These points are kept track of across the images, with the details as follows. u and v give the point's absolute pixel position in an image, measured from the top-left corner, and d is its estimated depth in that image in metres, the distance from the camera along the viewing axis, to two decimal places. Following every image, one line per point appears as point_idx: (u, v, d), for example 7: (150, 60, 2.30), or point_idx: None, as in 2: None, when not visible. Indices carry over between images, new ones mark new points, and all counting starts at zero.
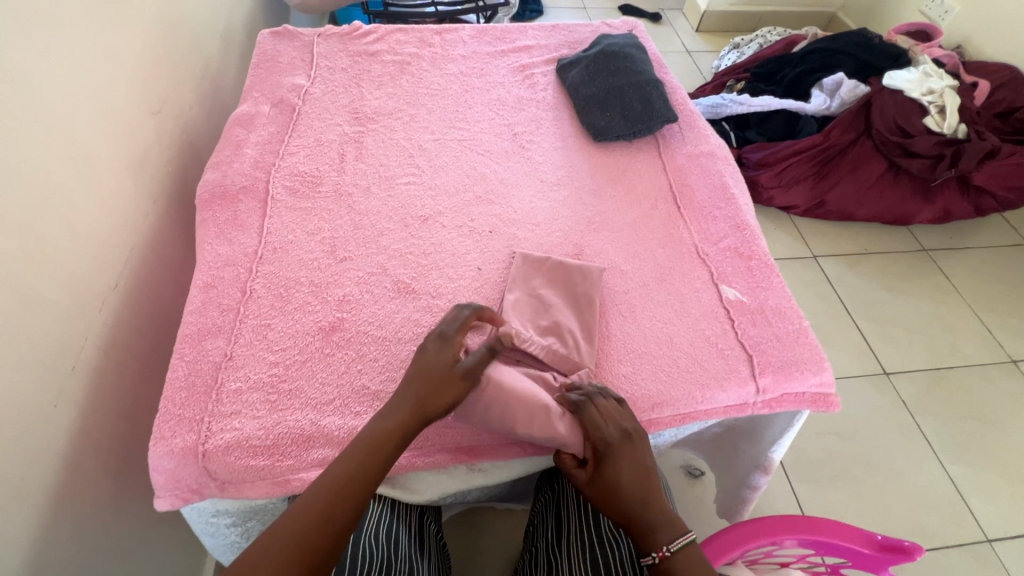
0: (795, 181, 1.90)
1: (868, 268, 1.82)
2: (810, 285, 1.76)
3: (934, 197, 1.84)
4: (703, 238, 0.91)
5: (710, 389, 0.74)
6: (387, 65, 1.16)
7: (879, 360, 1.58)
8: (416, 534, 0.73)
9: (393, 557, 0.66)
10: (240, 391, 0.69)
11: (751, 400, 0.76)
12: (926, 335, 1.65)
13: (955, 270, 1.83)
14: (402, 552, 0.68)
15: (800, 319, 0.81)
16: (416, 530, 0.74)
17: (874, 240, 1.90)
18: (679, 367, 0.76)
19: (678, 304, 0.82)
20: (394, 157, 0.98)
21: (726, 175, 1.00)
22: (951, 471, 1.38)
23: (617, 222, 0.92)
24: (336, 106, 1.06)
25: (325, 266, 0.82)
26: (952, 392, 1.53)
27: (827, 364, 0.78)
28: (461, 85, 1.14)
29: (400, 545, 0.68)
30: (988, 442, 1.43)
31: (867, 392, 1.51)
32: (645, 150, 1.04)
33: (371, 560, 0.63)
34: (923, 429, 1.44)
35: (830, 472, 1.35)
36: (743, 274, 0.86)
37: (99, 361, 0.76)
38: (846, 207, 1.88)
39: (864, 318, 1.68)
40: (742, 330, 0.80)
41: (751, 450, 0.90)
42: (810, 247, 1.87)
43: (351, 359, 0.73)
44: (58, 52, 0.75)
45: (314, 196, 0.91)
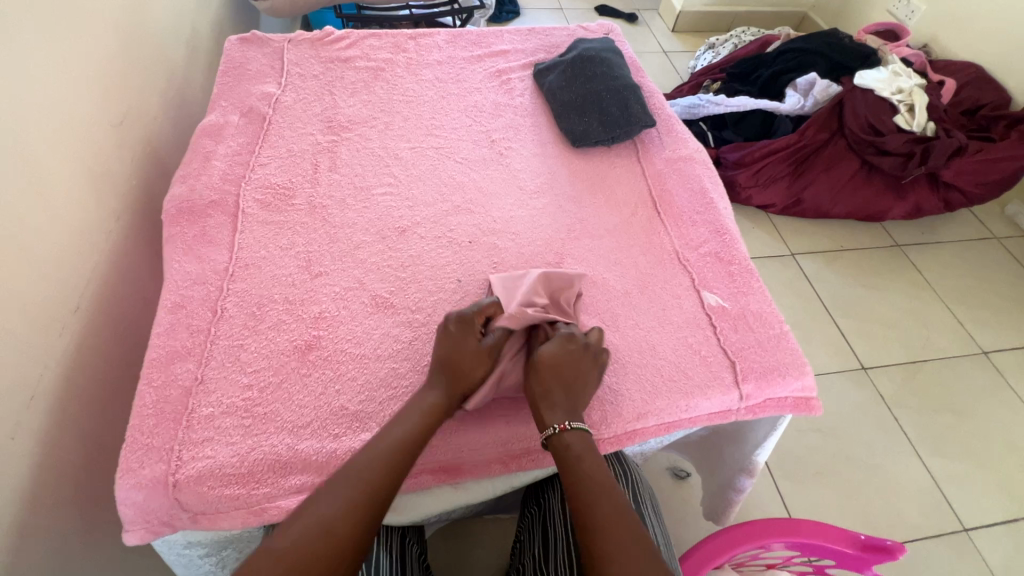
0: (772, 180, 1.92)
1: (844, 265, 1.85)
2: (788, 283, 1.78)
3: (905, 193, 1.88)
4: (684, 244, 0.91)
5: (694, 398, 0.74)
6: (361, 71, 1.13)
7: (857, 355, 1.61)
8: (399, 557, 0.71)
9: None
10: (212, 417, 0.66)
11: (735, 407, 0.76)
12: (901, 330, 1.69)
13: (927, 264, 1.87)
14: None
15: (780, 324, 0.82)
16: (400, 552, 0.72)
17: (849, 237, 1.93)
18: (663, 376, 0.75)
19: (660, 312, 0.82)
20: (369, 167, 0.96)
21: (705, 180, 1.00)
22: (928, 463, 1.41)
23: (598, 230, 0.92)
24: (309, 114, 1.04)
25: (300, 282, 0.80)
26: (927, 385, 1.56)
27: (808, 368, 0.78)
28: (436, 92, 1.12)
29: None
30: (962, 433, 1.47)
31: (846, 387, 1.54)
32: (624, 155, 1.04)
33: None
34: (901, 422, 1.47)
35: (812, 468, 1.37)
36: (724, 279, 0.86)
37: (61, 388, 0.73)
38: (822, 204, 1.91)
39: (842, 314, 1.71)
40: (724, 336, 0.80)
41: (736, 453, 0.90)
42: (787, 244, 1.90)
43: (328, 379, 0.70)
44: (8, 63, 0.71)
45: (287, 210, 0.88)
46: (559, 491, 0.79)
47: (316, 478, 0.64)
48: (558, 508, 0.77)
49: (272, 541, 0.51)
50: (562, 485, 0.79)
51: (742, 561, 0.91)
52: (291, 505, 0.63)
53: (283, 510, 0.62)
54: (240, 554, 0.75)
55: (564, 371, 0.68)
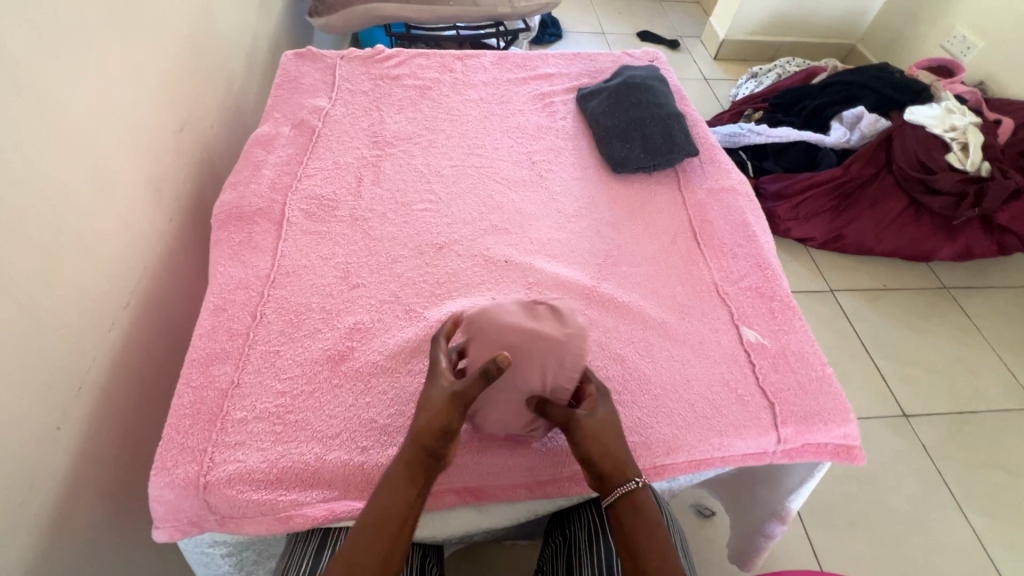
0: (813, 214, 1.89)
1: (886, 305, 1.81)
2: (825, 321, 1.75)
3: (955, 234, 1.83)
4: (724, 276, 0.89)
5: (728, 436, 0.72)
6: (408, 89, 1.16)
7: (899, 402, 1.57)
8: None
9: None
10: (244, 421, 0.67)
11: (771, 449, 0.73)
12: (947, 377, 1.64)
13: (976, 310, 1.82)
14: None
15: (823, 366, 0.79)
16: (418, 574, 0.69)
17: (893, 275, 1.89)
18: (696, 412, 0.73)
19: (697, 345, 0.80)
20: (411, 183, 0.98)
21: (747, 213, 0.99)
22: (974, 522, 1.35)
23: (635, 257, 0.91)
24: (356, 129, 1.06)
25: (337, 292, 0.81)
26: (972, 438, 1.51)
27: (851, 414, 0.75)
28: (480, 112, 1.13)
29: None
30: (1010, 491, 1.41)
31: (885, 434, 1.49)
32: (665, 184, 1.03)
33: None
34: (945, 476, 1.42)
35: (848, 517, 1.31)
36: (764, 315, 0.84)
37: (106, 381, 0.75)
38: (865, 241, 1.87)
39: (881, 355, 1.68)
40: (762, 375, 0.77)
41: (768, 497, 0.86)
42: (827, 280, 1.86)
43: (359, 391, 0.71)
44: (80, 66, 0.75)
45: (330, 220, 0.90)
46: (587, 521, 0.76)
47: (341, 489, 0.64)
48: (586, 540, 0.73)
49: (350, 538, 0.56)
50: (590, 519, 0.75)
51: None
52: (317, 514, 0.63)
53: (309, 519, 0.62)
54: (260, 556, 0.75)
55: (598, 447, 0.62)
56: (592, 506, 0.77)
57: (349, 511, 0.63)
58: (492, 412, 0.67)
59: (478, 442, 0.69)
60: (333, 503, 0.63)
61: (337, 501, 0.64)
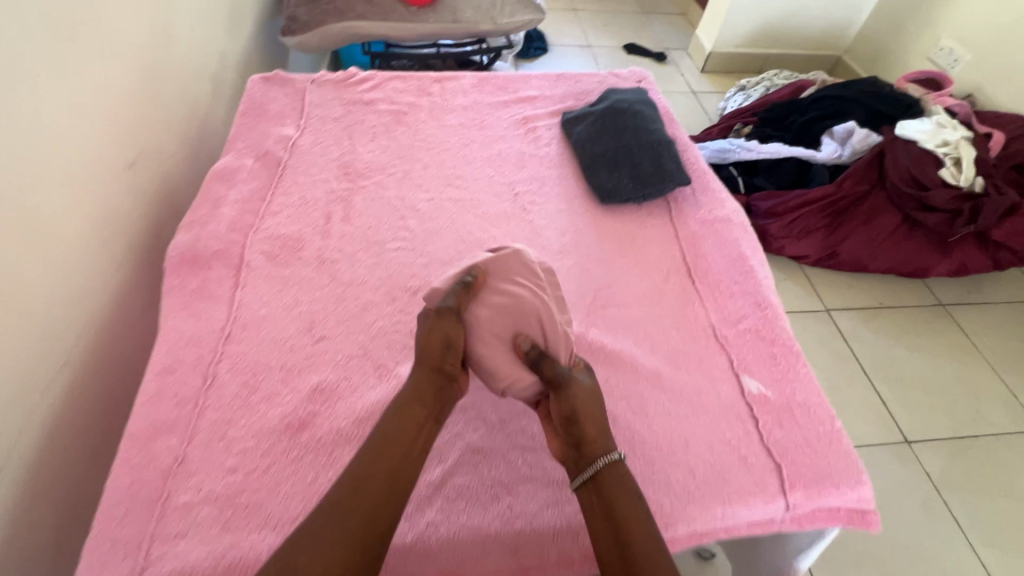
0: (806, 232, 1.84)
1: (883, 324, 1.76)
2: (821, 342, 1.70)
3: (950, 251, 1.79)
4: (721, 318, 0.83)
5: (731, 505, 0.65)
6: (382, 115, 1.10)
7: (900, 427, 1.52)
8: None
9: None
10: (189, 505, 0.59)
11: (779, 517, 0.66)
12: (948, 399, 1.60)
13: (974, 327, 1.78)
14: None
15: (831, 420, 0.72)
16: None
17: (889, 293, 1.84)
18: (695, 477, 0.66)
19: (695, 398, 0.74)
20: (384, 219, 0.91)
21: (743, 245, 0.93)
22: (983, 556, 1.29)
23: (626, 297, 0.84)
24: (326, 159, 0.99)
25: (300, 347, 0.74)
26: (978, 464, 1.46)
27: (864, 474, 0.69)
28: (459, 139, 1.07)
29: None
30: (1017, 522, 1.36)
31: (887, 463, 1.44)
32: (656, 215, 0.97)
33: None
34: (951, 506, 1.37)
35: (853, 555, 1.26)
36: (766, 362, 0.77)
37: (27, 454, 0.67)
38: (859, 258, 1.83)
39: (880, 378, 1.63)
40: (767, 431, 0.71)
41: (776, 559, 0.80)
42: (822, 299, 1.81)
43: (321, 465, 0.63)
44: (10, 105, 0.67)
45: (294, 264, 0.83)
46: None
47: None
48: None
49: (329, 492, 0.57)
50: None
51: None
52: None
53: None
54: None
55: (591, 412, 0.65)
56: None
57: None
58: (498, 357, 0.68)
59: (454, 521, 0.62)
60: None
61: None
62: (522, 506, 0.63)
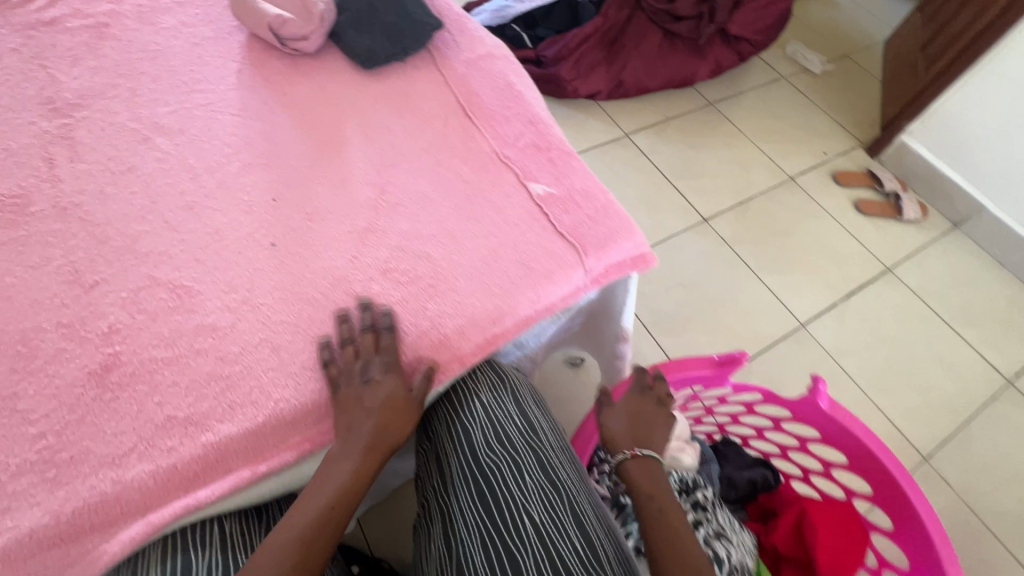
0: (592, 68, 1.99)
1: (672, 133, 2.02)
2: (628, 163, 1.92)
3: (705, 53, 2.09)
4: (501, 142, 0.89)
5: (541, 286, 0.76)
6: (78, 33, 0.91)
7: (699, 210, 1.83)
8: None
9: None
10: (4, 484, 0.55)
11: (581, 284, 0.78)
12: (728, 178, 1.94)
13: (737, 114, 2.13)
14: None
15: (605, 195, 0.85)
16: None
17: (670, 105, 2.10)
18: (509, 276, 0.76)
19: (494, 214, 0.81)
20: (124, 145, 0.80)
21: (509, 75, 0.98)
22: (769, 283, 1.70)
23: (411, 151, 0.86)
24: (20, 99, 0.82)
25: (71, 301, 0.66)
26: (756, 218, 1.84)
27: (635, 228, 0.83)
28: (187, 40, 0.94)
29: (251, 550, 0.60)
30: (786, 250, 1.78)
31: (694, 241, 1.76)
32: (422, 67, 0.97)
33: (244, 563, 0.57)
34: (742, 256, 1.74)
35: (684, 318, 1.60)
36: (546, 166, 0.87)
37: None
38: (640, 79, 2.03)
39: (679, 177, 1.91)
40: (556, 219, 0.81)
41: (611, 326, 1.00)
42: (621, 125, 2.01)
43: (143, 395, 0.61)
44: None
45: (26, 221, 0.71)
46: (442, 418, 0.75)
47: (154, 496, 0.57)
48: (445, 439, 0.73)
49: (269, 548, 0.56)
50: (444, 414, 0.75)
51: None
52: (136, 531, 0.56)
53: (128, 540, 0.55)
54: None
55: (640, 424, 0.78)
56: (441, 402, 0.76)
57: (175, 511, 0.57)
58: (274, 20, 0.90)
59: (301, 391, 0.64)
60: (152, 513, 0.57)
61: (156, 510, 0.57)
62: (362, 354, 0.67)
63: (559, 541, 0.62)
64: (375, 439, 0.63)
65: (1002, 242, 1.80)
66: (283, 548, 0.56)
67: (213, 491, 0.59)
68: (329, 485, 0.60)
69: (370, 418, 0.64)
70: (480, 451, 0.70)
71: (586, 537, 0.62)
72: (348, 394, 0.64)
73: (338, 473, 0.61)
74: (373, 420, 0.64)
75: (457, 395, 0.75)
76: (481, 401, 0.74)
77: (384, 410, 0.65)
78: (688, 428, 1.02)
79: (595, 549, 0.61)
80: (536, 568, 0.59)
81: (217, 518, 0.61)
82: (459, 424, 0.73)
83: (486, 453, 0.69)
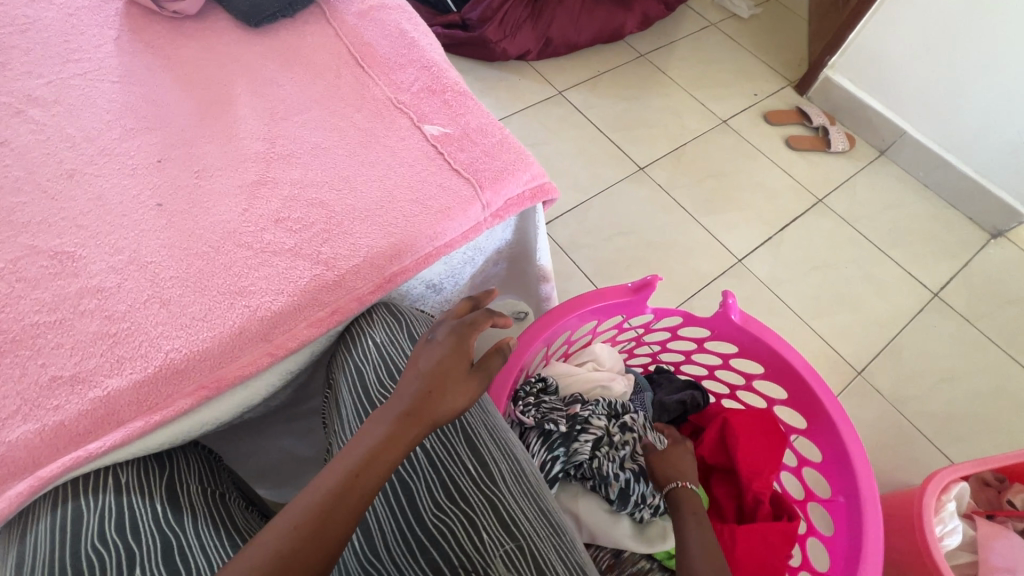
0: (517, 27, 1.97)
1: (605, 87, 2.03)
2: (564, 119, 1.92)
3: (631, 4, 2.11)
4: (395, 89, 0.88)
5: (441, 223, 0.76)
6: None
7: (635, 160, 1.85)
8: (211, 483, 0.66)
9: (179, 496, 0.60)
10: None
11: (482, 219, 0.80)
12: (662, 126, 1.96)
13: (668, 64, 2.14)
14: (190, 495, 0.61)
15: (500, 132, 0.86)
16: (212, 480, 0.67)
17: (602, 60, 2.10)
18: (405, 215, 0.76)
19: (389, 158, 0.81)
20: None
21: (402, 23, 0.97)
22: (706, 223, 1.73)
23: (302, 104, 0.85)
24: None
25: None
26: (691, 162, 1.87)
27: (532, 160, 0.84)
28: (59, 10, 0.90)
29: (150, 494, 0.58)
30: (720, 190, 1.82)
31: (632, 190, 1.78)
32: (311, 22, 0.95)
33: (142, 504, 0.57)
34: (679, 200, 1.77)
35: (625, 264, 1.63)
36: (441, 108, 0.87)
37: None
38: (568, 35, 2.03)
39: (614, 129, 1.92)
40: (452, 157, 0.82)
41: (531, 267, 1.03)
42: (554, 84, 2.00)
43: (27, 358, 0.60)
44: None
45: None
46: (341, 363, 0.76)
47: (45, 451, 0.57)
48: (342, 381, 0.74)
49: (284, 516, 0.51)
50: (343, 359, 0.76)
51: (565, 351, 1.10)
52: (25, 487, 0.56)
53: (17, 496, 0.55)
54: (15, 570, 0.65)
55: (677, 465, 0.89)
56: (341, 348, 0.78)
57: (65, 463, 0.57)
58: None
59: (193, 339, 0.63)
60: (42, 468, 0.57)
61: (47, 464, 0.57)
62: (256, 300, 0.67)
63: (449, 463, 0.63)
64: (424, 403, 0.60)
65: (923, 163, 1.87)
66: (302, 516, 0.51)
67: (104, 443, 0.58)
68: (359, 451, 0.56)
69: (423, 384, 0.61)
70: (372, 388, 0.70)
71: (478, 458, 0.64)
72: (415, 357, 0.65)
73: (369, 438, 0.57)
74: (423, 389, 0.61)
75: (353, 339, 0.76)
76: (373, 337, 0.75)
77: (433, 379, 0.62)
78: (617, 360, 1.07)
79: (487, 467, 0.63)
80: (427, 490, 0.61)
81: (113, 467, 0.60)
82: (352, 362, 0.75)
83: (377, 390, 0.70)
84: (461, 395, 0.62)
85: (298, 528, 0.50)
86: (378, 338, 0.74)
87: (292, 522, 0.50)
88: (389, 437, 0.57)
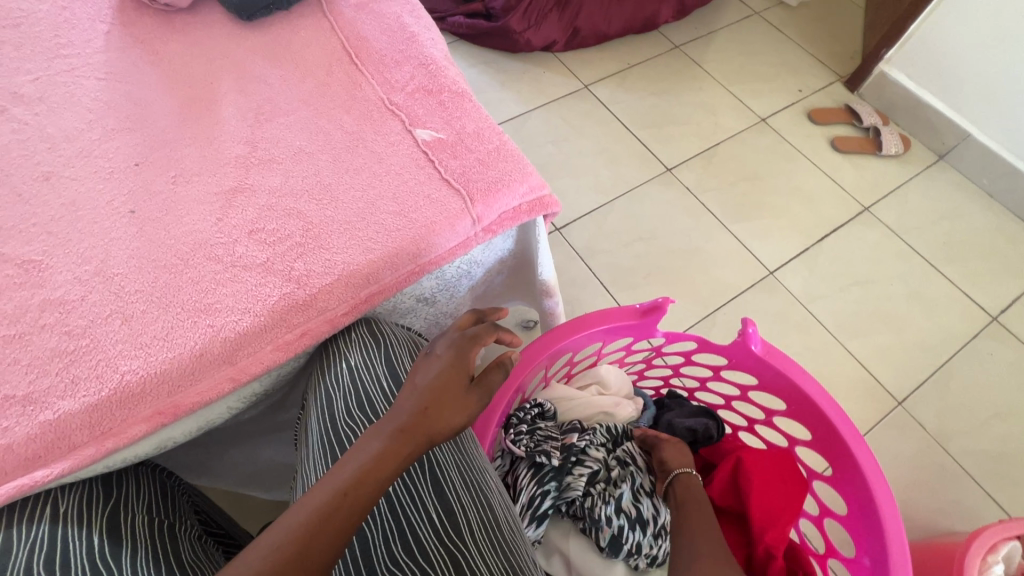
0: (542, 17, 1.86)
1: (634, 82, 1.91)
2: (588, 115, 1.82)
3: None
4: (388, 89, 0.82)
5: (426, 238, 0.70)
6: None
7: (661, 160, 1.73)
8: (162, 508, 0.63)
9: (122, 522, 0.57)
10: None
11: (472, 234, 0.73)
12: (694, 124, 1.83)
13: (704, 56, 1.99)
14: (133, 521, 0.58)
15: (499, 137, 0.79)
16: (163, 507, 0.64)
17: (633, 52, 1.98)
18: (386, 228, 0.70)
19: (375, 165, 0.75)
20: None
21: (403, 16, 0.90)
22: (736, 231, 1.61)
23: (289, 104, 0.80)
24: None
25: None
26: (723, 164, 1.74)
27: (530, 169, 0.77)
28: (53, 3, 0.87)
29: (90, 523, 0.55)
30: (753, 195, 1.68)
31: (657, 193, 1.67)
32: (307, 15, 0.89)
33: (81, 531, 0.54)
34: (707, 205, 1.65)
35: (644, 272, 1.53)
36: (435, 110, 0.80)
37: None
38: (597, 24, 1.91)
39: (641, 127, 1.81)
40: (443, 165, 0.75)
41: (534, 281, 0.95)
42: (580, 77, 1.90)
43: None
44: None
45: None
46: (315, 388, 0.72)
47: None
48: (314, 409, 0.70)
49: (269, 530, 0.48)
50: (317, 383, 0.72)
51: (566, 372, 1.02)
52: None
53: None
54: None
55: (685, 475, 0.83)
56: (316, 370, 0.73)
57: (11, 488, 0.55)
58: None
59: (151, 361, 0.60)
60: None
61: None
62: (221, 319, 0.63)
63: (411, 511, 0.60)
64: (420, 420, 0.57)
65: (988, 170, 1.68)
66: (286, 529, 0.48)
67: (53, 470, 0.56)
68: (351, 464, 0.53)
69: (419, 399, 0.58)
70: (340, 420, 0.66)
71: (444, 506, 0.60)
72: (415, 370, 0.62)
73: (362, 452, 0.54)
74: (419, 403, 0.58)
75: (327, 362, 0.72)
76: (348, 360, 0.70)
77: (432, 392, 0.59)
78: (626, 383, 0.99)
79: (454, 521, 0.59)
80: (384, 541, 0.58)
81: (57, 494, 0.58)
82: (325, 387, 0.70)
83: (345, 423, 0.65)
84: (458, 411, 0.59)
85: (282, 541, 0.47)
86: (352, 360, 0.70)
87: (277, 536, 0.48)
88: (383, 451, 0.54)
